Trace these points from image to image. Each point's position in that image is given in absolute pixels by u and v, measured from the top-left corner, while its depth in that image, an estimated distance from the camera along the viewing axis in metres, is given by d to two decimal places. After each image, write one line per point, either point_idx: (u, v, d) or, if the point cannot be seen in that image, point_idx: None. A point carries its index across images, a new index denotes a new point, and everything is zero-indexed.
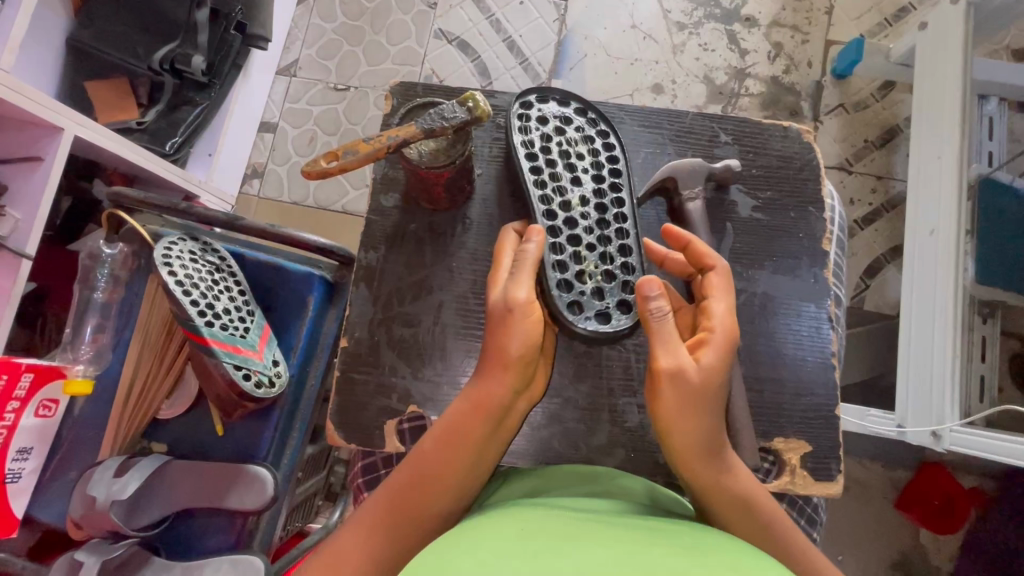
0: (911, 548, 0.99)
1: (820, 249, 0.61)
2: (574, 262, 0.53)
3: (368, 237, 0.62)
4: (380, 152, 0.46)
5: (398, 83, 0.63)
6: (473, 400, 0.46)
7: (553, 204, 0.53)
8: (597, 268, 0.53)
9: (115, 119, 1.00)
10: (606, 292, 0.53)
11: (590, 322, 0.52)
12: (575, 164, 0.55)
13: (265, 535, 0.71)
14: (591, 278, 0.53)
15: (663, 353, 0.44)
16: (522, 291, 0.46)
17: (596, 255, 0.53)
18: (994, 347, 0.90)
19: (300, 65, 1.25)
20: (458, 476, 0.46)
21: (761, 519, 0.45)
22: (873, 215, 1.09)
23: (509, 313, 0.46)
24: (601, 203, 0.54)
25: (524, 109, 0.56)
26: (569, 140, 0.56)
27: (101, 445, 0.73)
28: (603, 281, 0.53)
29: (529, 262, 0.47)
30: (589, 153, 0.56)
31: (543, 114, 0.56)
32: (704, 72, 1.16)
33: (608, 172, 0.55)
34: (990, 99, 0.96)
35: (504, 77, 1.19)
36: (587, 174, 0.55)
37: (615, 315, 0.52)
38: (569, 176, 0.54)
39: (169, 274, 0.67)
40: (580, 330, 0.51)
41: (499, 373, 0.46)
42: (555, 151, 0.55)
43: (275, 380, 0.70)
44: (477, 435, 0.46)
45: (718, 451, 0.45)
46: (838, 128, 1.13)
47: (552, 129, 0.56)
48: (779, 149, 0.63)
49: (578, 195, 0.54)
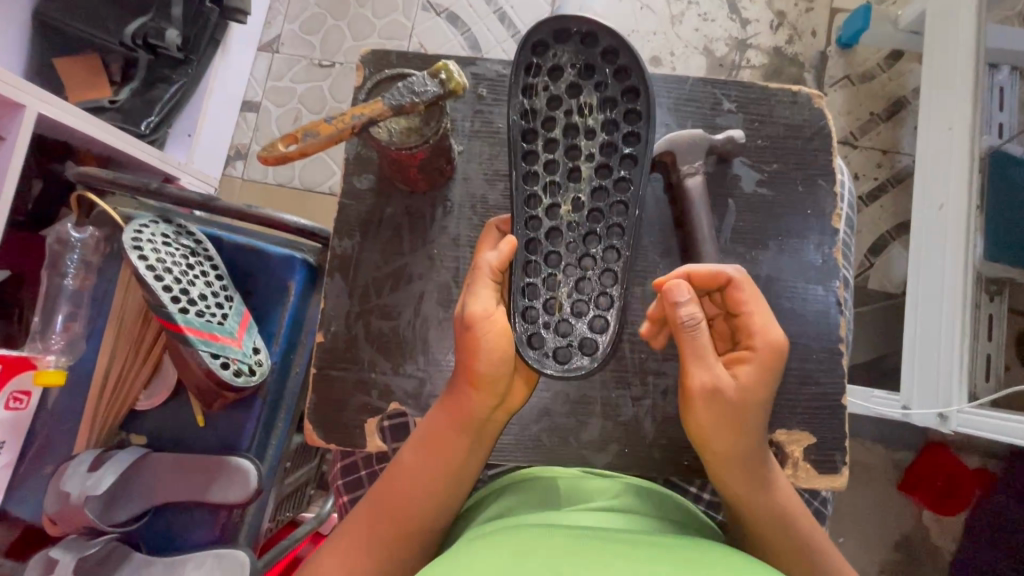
0: (913, 529, 0.98)
1: (829, 227, 0.57)
2: (548, 278, 0.46)
3: (343, 223, 0.58)
4: (344, 133, 0.43)
5: (369, 52, 0.60)
6: (447, 416, 0.47)
7: (540, 201, 0.47)
8: (572, 293, 0.46)
9: (86, 97, 0.95)
10: (574, 327, 0.45)
11: (547, 357, 0.44)
12: (579, 148, 0.47)
13: (250, 527, 0.70)
14: (561, 304, 0.46)
15: (701, 369, 0.44)
16: (479, 305, 0.44)
17: (574, 276, 0.46)
18: (1002, 325, 0.87)
19: (282, 41, 1.20)
20: (444, 480, 0.47)
21: (786, 523, 0.47)
22: (878, 190, 1.06)
23: (468, 330, 0.44)
24: (598, 206, 0.47)
25: (539, 55, 0.47)
26: (580, 111, 0.47)
27: (76, 438, 0.71)
28: (572, 310, 0.45)
29: (484, 272, 0.45)
30: (603, 133, 0.47)
31: (560, 64, 0.47)
32: (704, 43, 1.11)
33: (617, 165, 0.47)
34: (1003, 69, 0.89)
35: (496, 51, 1.14)
36: (586, 172, 0.47)
37: (574, 356, 0.45)
38: (568, 166, 0.47)
39: (139, 259, 0.63)
40: (533, 363, 0.44)
41: (472, 387, 0.45)
42: (559, 122, 0.47)
43: (256, 369, 0.67)
44: (452, 449, 0.47)
45: (755, 456, 0.46)
46: (843, 101, 1.08)
47: (565, 88, 0.47)
48: (787, 117, 0.59)
49: (571, 196, 0.47)
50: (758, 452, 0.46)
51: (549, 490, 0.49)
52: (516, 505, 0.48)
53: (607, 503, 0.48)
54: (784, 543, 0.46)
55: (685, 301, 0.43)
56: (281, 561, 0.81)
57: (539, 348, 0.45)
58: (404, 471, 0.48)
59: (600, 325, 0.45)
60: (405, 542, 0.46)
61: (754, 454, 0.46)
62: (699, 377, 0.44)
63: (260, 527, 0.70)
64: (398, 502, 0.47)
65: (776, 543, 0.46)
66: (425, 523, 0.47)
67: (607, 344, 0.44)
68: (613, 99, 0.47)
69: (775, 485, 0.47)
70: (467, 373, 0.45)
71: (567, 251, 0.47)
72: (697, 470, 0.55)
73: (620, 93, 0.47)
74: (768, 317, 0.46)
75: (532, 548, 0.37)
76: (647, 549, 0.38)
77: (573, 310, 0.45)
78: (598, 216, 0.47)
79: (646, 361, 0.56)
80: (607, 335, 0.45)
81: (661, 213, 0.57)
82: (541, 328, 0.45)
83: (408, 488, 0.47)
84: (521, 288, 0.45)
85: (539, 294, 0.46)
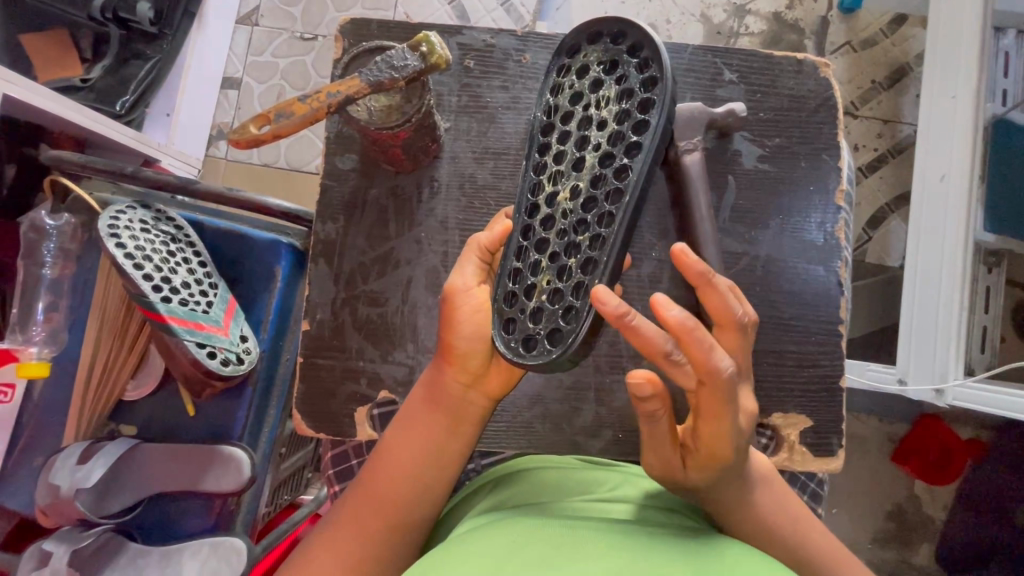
0: (906, 498, 0.99)
1: (831, 204, 0.55)
2: (534, 263, 0.43)
3: (324, 207, 0.56)
4: (319, 113, 0.40)
5: (348, 22, 0.57)
6: (426, 398, 0.47)
7: (544, 188, 0.44)
8: (552, 280, 0.42)
9: (56, 76, 0.90)
10: (547, 314, 0.41)
11: (515, 344, 0.41)
12: (589, 137, 0.44)
13: (247, 514, 0.69)
14: (540, 290, 0.42)
15: (655, 452, 0.43)
16: (461, 278, 0.45)
17: (558, 265, 0.42)
18: (999, 296, 0.86)
19: (262, 13, 1.14)
20: (427, 465, 0.47)
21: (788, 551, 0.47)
22: (878, 161, 1.03)
23: (448, 300, 0.45)
24: (595, 195, 0.42)
25: (571, 58, 0.46)
26: (597, 104, 0.44)
27: (65, 430, 0.70)
28: (550, 298, 0.42)
29: (474, 247, 0.46)
30: (614, 123, 0.43)
31: (588, 64, 0.45)
32: (702, 10, 1.07)
33: (621, 153, 0.42)
34: (1007, 32, 0.84)
35: (485, 20, 1.09)
36: (589, 160, 0.43)
37: (540, 344, 0.41)
38: (574, 155, 0.44)
39: (116, 247, 0.60)
40: (499, 348, 0.42)
41: (448, 363, 0.45)
42: (576, 117, 0.45)
43: (245, 357, 0.66)
44: (431, 430, 0.47)
45: (740, 485, 0.46)
46: (844, 69, 1.05)
47: (588, 84, 0.45)
48: (791, 87, 0.56)
49: (571, 183, 0.43)
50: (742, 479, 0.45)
51: (534, 484, 0.49)
52: (504, 498, 0.48)
53: (606, 495, 0.47)
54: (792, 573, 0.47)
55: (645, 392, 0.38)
56: (280, 544, 0.81)
57: (510, 333, 0.42)
58: (382, 460, 0.47)
59: (571, 317, 0.40)
60: (391, 530, 0.46)
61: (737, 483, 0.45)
62: (654, 461, 0.44)
63: (257, 513, 0.70)
64: (380, 490, 0.46)
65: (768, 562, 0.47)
66: (409, 512, 0.46)
67: (572, 337, 0.40)
68: (631, 90, 0.43)
69: (761, 508, 0.47)
70: (446, 353, 0.45)
71: (557, 238, 0.43)
72: None
73: (640, 85, 0.43)
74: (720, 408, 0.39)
75: (526, 537, 0.37)
76: (637, 535, 0.38)
77: (551, 297, 0.42)
78: (593, 204, 0.42)
79: None
80: (578, 328, 0.40)
81: (657, 190, 0.54)
82: (516, 313, 0.42)
83: (391, 474, 0.46)
84: (509, 271, 0.44)
85: (523, 280, 0.43)
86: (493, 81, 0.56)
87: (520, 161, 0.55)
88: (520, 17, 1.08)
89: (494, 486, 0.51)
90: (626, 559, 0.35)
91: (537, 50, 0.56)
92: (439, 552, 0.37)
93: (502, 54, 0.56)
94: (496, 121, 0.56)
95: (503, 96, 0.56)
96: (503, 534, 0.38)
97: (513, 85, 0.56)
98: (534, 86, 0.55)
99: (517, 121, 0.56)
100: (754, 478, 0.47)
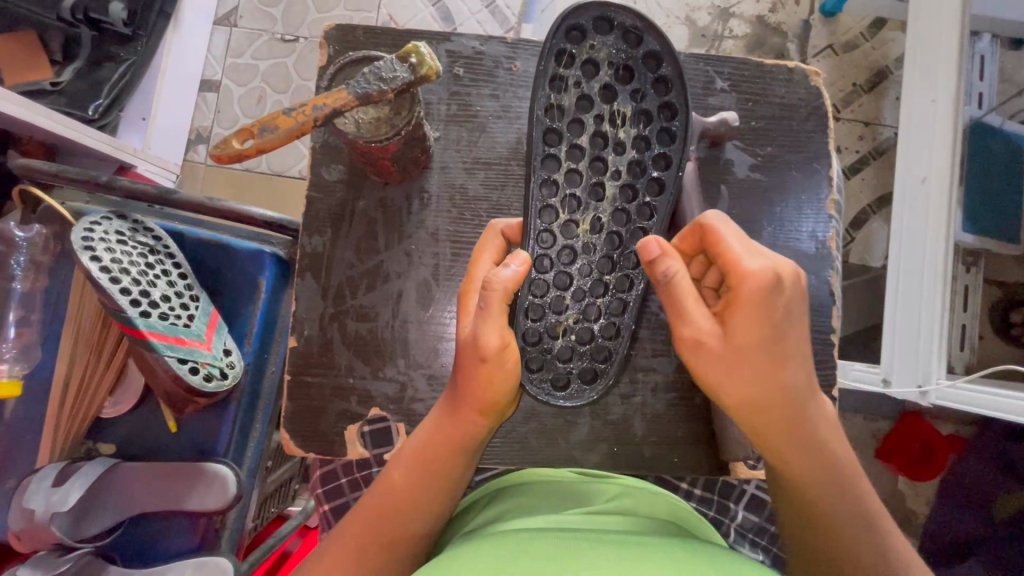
0: (890, 495, 1.00)
1: (823, 212, 0.56)
2: (556, 300, 0.49)
3: (310, 219, 0.54)
4: (305, 127, 0.39)
5: (333, 27, 0.55)
6: (441, 432, 0.46)
7: (559, 216, 0.48)
8: (578, 319, 0.49)
9: (25, 80, 0.87)
10: (575, 353, 0.49)
11: (547, 383, 0.48)
12: (607, 162, 0.48)
13: (233, 533, 0.67)
14: (566, 328, 0.49)
15: (687, 317, 0.39)
16: (493, 338, 0.41)
17: (581, 301, 0.49)
18: (977, 296, 0.88)
19: (241, 13, 1.11)
20: (440, 496, 0.46)
21: (878, 532, 0.44)
22: (860, 163, 1.05)
23: (485, 363, 0.42)
24: (617, 230, 0.49)
25: (575, 45, 0.47)
26: (613, 120, 0.48)
27: (39, 450, 0.67)
28: (578, 339, 0.49)
29: (500, 293, 0.41)
30: (633, 150, 0.48)
31: (596, 58, 0.47)
32: (686, 12, 1.07)
33: (644, 187, 0.48)
34: (983, 36, 0.89)
35: (470, 22, 1.08)
36: (609, 189, 0.49)
37: (574, 384, 0.49)
38: (592, 181, 0.48)
39: (91, 260, 0.58)
40: (529, 390, 0.48)
41: (477, 412, 0.45)
42: (587, 130, 0.48)
43: (229, 371, 0.64)
44: (447, 458, 0.46)
45: (835, 467, 0.44)
46: (827, 72, 1.06)
47: (599, 89, 0.48)
48: (782, 96, 0.56)
49: (591, 216, 0.49)
50: (800, 422, 0.41)
51: (532, 495, 0.49)
52: (504, 511, 0.47)
53: (602, 506, 0.47)
54: (877, 560, 0.43)
55: (655, 258, 0.39)
56: (268, 559, 0.78)
57: (538, 374, 0.48)
58: (390, 488, 0.46)
59: (604, 359, 0.50)
60: (389, 550, 0.45)
61: (795, 419, 0.41)
62: (711, 371, 0.40)
63: (243, 530, 0.68)
64: (383, 508, 0.45)
65: (855, 554, 0.43)
66: (410, 532, 0.45)
67: (606, 378, 0.49)
68: (649, 113, 0.48)
69: (861, 488, 0.45)
70: (473, 399, 0.44)
71: (580, 275, 0.49)
72: (688, 466, 0.54)
73: (656, 108, 0.48)
74: (752, 250, 0.38)
75: (520, 547, 0.37)
76: (635, 543, 0.38)
77: (578, 336, 0.49)
78: (616, 240, 0.49)
79: (636, 358, 0.54)
80: (607, 365, 0.49)
81: None
82: (542, 354, 0.48)
83: (397, 499, 0.46)
84: (525, 306, 0.48)
85: (546, 318, 0.49)
86: (482, 89, 0.55)
87: (513, 170, 0.54)
88: (505, 20, 1.07)
89: (490, 504, 0.50)
90: (627, 560, 0.35)
91: (527, 58, 0.55)
92: (427, 569, 0.36)
93: (492, 62, 0.55)
94: (487, 130, 0.55)
95: (494, 105, 0.55)
96: (491, 548, 0.37)
97: (503, 93, 0.55)
98: (525, 95, 0.55)
99: (508, 130, 0.55)
100: (817, 427, 0.42)
